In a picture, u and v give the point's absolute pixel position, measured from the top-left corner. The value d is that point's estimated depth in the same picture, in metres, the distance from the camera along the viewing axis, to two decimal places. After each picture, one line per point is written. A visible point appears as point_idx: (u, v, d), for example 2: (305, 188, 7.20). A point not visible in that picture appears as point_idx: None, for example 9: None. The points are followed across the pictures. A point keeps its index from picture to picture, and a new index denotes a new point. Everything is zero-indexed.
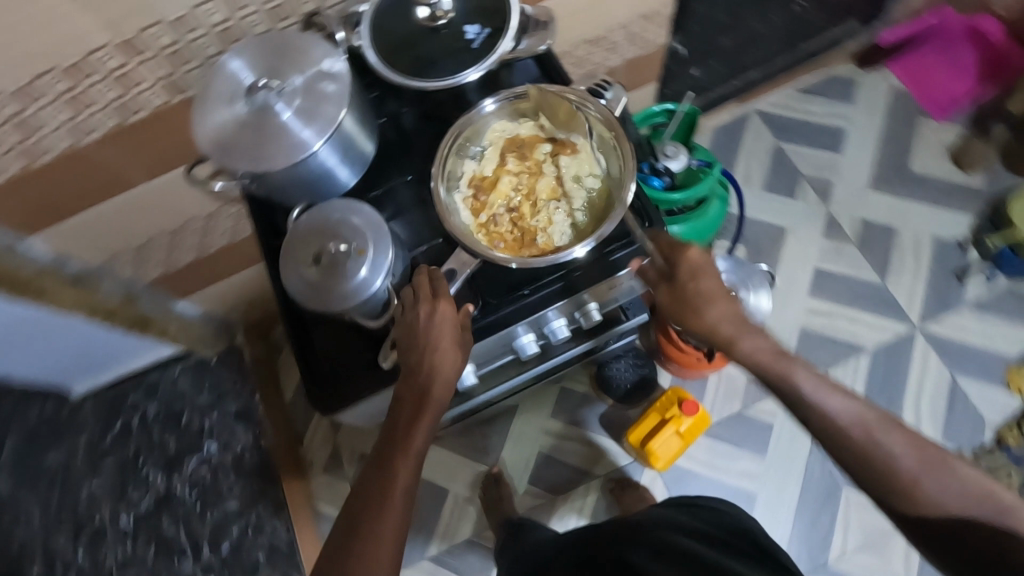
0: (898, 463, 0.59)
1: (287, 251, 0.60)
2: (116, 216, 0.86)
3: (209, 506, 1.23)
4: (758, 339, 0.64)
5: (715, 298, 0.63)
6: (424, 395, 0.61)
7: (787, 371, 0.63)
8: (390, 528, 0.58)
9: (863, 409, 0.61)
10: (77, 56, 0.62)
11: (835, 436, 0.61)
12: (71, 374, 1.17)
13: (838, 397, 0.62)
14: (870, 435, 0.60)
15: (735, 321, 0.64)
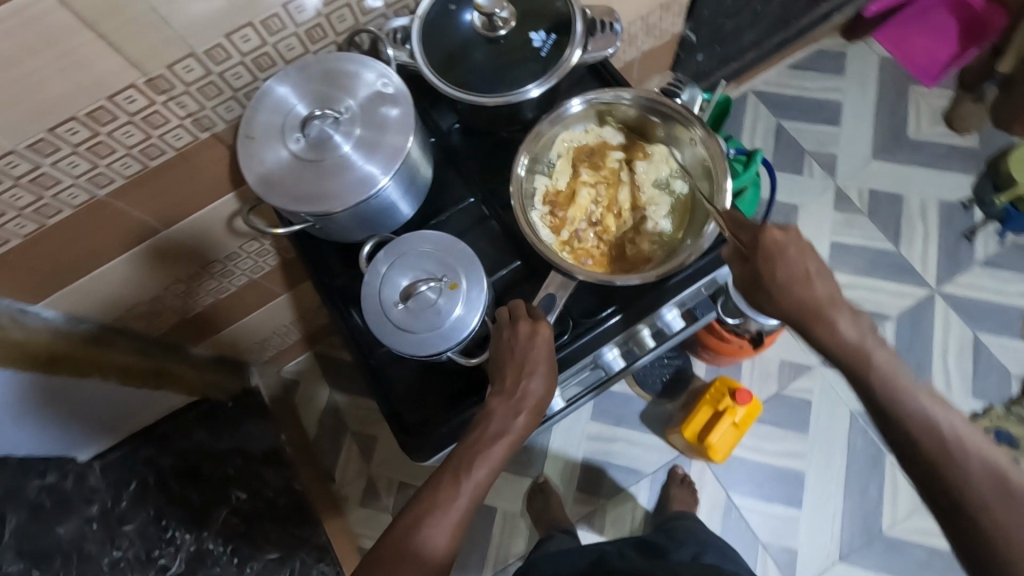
0: (978, 488, 0.46)
1: (369, 291, 0.56)
2: (132, 268, 0.78)
3: (247, 558, 1.12)
4: (839, 320, 0.52)
5: (796, 284, 0.53)
6: (499, 432, 0.55)
7: (862, 361, 0.51)
8: (428, 572, 0.52)
9: (952, 419, 0.49)
10: (102, 99, 0.56)
11: (905, 440, 0.49)
12: (77, 441, 1.04)
13: (924, 398, 0.50)
14: (959, 449, 0.47)
15: (818, 303, 0.52)
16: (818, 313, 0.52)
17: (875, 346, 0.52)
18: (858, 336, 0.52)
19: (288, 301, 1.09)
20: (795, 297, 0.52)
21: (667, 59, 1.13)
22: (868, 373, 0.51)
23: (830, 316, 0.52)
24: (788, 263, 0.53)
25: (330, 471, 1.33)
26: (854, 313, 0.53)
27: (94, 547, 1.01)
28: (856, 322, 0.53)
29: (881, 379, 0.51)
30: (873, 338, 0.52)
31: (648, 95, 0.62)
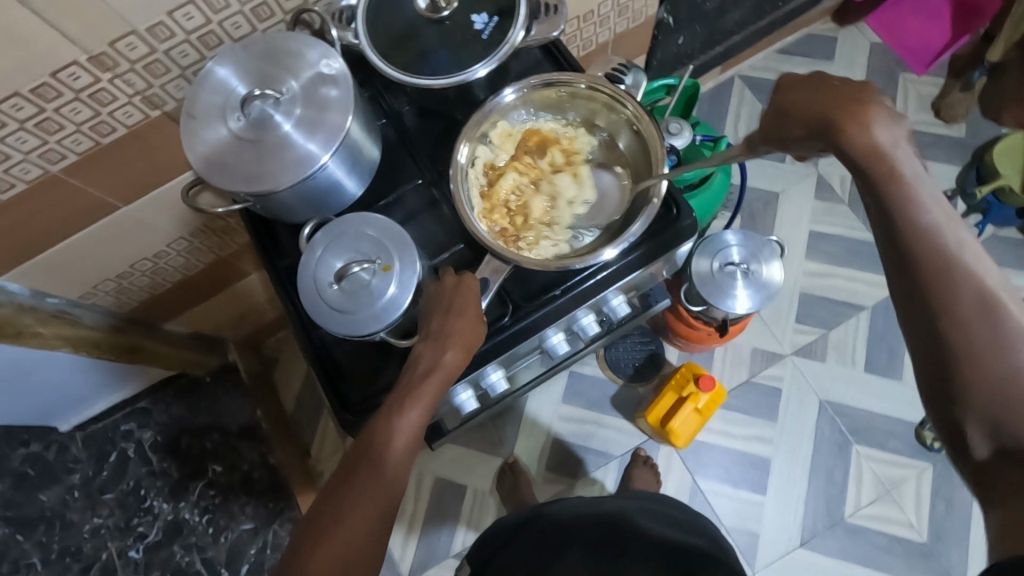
0: (960, 302, 0.46)
1: (305, 272, 0.57)
2: (92, 248, 0.78)
3: (224, 527, 1.18)
4: (875, 120, 0.46)
5: (789, 109, 0.48)
6: (429, 370, 0.55)
7: (888, 166, 0.46)
8: (375, 518, 0.53)
9: (958, 234, 0.46)
10: (45, 76, 0.56)
11: (900, 245, 0.47)
12: (51, 413, 1.07)
13: (933, 211, 0.46)
14: (956, 260, 0.46)
15: (847, 105, 0.46)
16: (851, 114, 0.46)
17: (906, 153, 0.46)
18: (893, 139, 0.46)
19: (259, 280, 1.10)
20: (806, 98, 0.47)
21: (643, 41, 1.11)
22: (890, 181, 0.46)
23: (862, 114, 0.46)
24: (803, 87, 0.48)
25: (307, 447, 1.35)
26: (891, 116, 0.46)
27: (76, 515, 1.13)
28: (894, 128, 0.46)
29: (898, 180, 0.46)
30: (905, 145, 0.47)
31: (579, 79, 0.63)
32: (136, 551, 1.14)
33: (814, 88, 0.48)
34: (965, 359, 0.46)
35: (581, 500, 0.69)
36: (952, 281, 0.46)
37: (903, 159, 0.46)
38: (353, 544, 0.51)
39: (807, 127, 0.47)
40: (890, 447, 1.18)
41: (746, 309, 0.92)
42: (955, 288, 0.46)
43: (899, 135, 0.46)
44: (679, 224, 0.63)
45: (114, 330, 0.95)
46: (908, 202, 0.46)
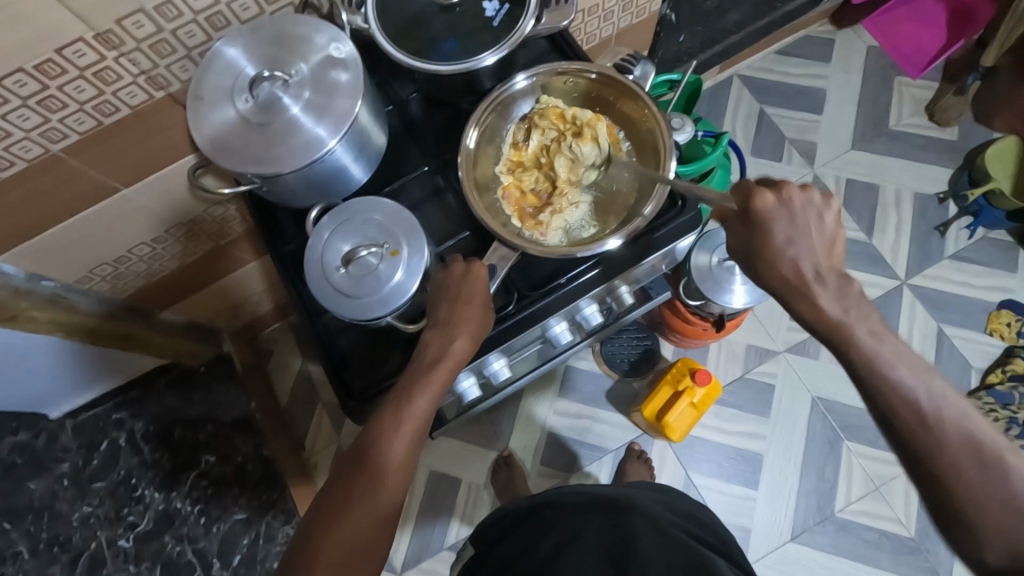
0: (947, 449, 0.49)
1: (312, 256, 0.57)
2: (89, 232, 0.77)
3: (216, 518, 1.17)
4: (818, 293, 0.55)
5: (767, 259, 0.57)
6: (437, 358, 0.55)
7: (842, 333, 0.54)
8: (382, 506, 0.53)
9: (925, 384, 0.51)
10: (49, 52, 0.55)
11: (872, 398, 0.52)
12: (41, 400, 1.06)
13: (897, 364, 0.52)
14: (929, 411, 0.50)
15: (795, 281, 0.56)
16: (794, 287, 0.56)
17: (859, 316, 0.54)
18: (840, 309, 0.55)
19: (257, 270, 1.09)
20: (771, 274, 0.57)
21: (645, 38, 1.12)
22: (848, 345, 0.53)
23: (809, 289, 0.56)
24: (778, 228, 0.57)
25: (301, 439, 1.34)
26: (837, 283, 0.56)
27: (65, 504, 1.11)
28: (842, 295, 0.55)
29: (850, 344, 0.53)
30: (858, 310, 0.54)
31: (590, 69, 0.63)
32: (126, 541, 1.13)
33: (762, 267, 0.57)
34: (971, 509, 0.47)
35: (585, 489, 0.69)
36: (920, 432, 0.50)
37: (857, 324, 0.54)
38: (362, 530, 0.52)
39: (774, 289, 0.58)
40: (881, 444, 1.20)
41: (744, 304, 0.93)
42: (927, 437, 0.49)
43: (847, 303, 0.55)
44: (654, 235, 0.64)
45: (110, 316, 0.93)
46: (863, 363, 0.52)
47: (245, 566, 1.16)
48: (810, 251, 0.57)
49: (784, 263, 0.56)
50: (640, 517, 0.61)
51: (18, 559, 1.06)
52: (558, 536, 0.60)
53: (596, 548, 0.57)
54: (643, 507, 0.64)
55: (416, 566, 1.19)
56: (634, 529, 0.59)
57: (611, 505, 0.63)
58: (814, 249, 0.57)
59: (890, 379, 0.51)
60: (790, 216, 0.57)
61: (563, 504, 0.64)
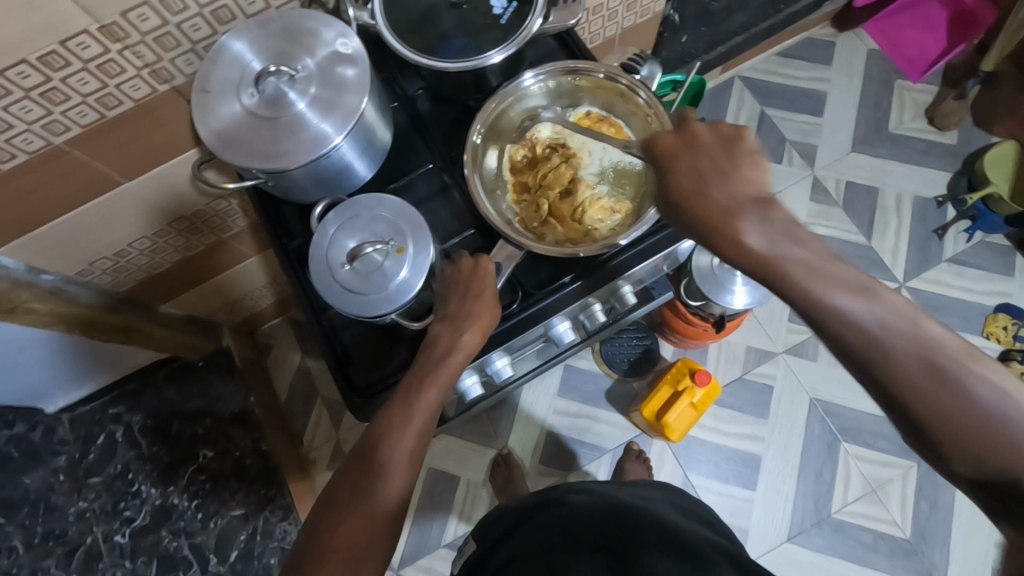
0: (904, 372, 0.40)
1: (318, 251, 0.56)
2: (89, 224, 0.77)
3: (213, 514, 1.16)
4: (744, 224, 0.43)
5: (689, 195, 0.45)
6: (446, 353, 0.56)
7: (776, 272, 0.42)
8: (390, 503, 0.54)
9: (873, 304, 0.40)
10: (54, 44, 0.55)
11: (824, 329, 0.42)
12: (38, 393, 1.05)
13: (836, 287, 0.41)
14: (883, 334, 0.40)
15: (715, 212, 0.44)
16: (720, 227, 0.44)
17: (790, 244, 0.42)
18: (770, 241, 0.42)
19: (257, 264, 1.09)
20: (692, 211, 0.45)
21: (649, 38, 1.12)
22: (778, 279, 0.42)
23: (730, 223, 0.43)
24: (684, 163, 0.46)
25: (299, 434, 1.33)
26: (762, 210, 0.43)
27: (61, 498, 1.12)
28: (768, 223, 0.43)
29: (789, 279, 0.42)
30: (789, 231, 0.43)
31: (598, 68, 0.63)
32: (123, 535, 1.12)
33: (689, 197, 0.45)
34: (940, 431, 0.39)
35: (592, 489, 0.70)
36: (876, 357, 0.40)
37: (790, 247, 0.42)
38: (370, 527, 0.52)
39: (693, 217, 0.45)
40: (878, 446, 1.20)
41: (744, 305, 0.95)
42: (879, 359, 0.40)
43: (778, 226, 0.43)
44: (613, 262, 0.63)
45: (109, 310, 0.93)
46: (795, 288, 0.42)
47: (241, 562, 1.15)
48: (734, 182, 0.45)
49: (709, 178, 0.45)
50: (645, 520, 0.62)
51: (13, 553, 1.08)
52: (560, 534, 0.60)
53: (600, 545, 0.57)
54: (650, 511, 0.64)
55: (413, 563, 1.19)
56: (638, 529, 0.60)
57: (618, 507, 0.64)
58: (743, 185, 0.45)
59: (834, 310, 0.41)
60: (699, 153, 0.46)
61: (574, 503, 0.64)
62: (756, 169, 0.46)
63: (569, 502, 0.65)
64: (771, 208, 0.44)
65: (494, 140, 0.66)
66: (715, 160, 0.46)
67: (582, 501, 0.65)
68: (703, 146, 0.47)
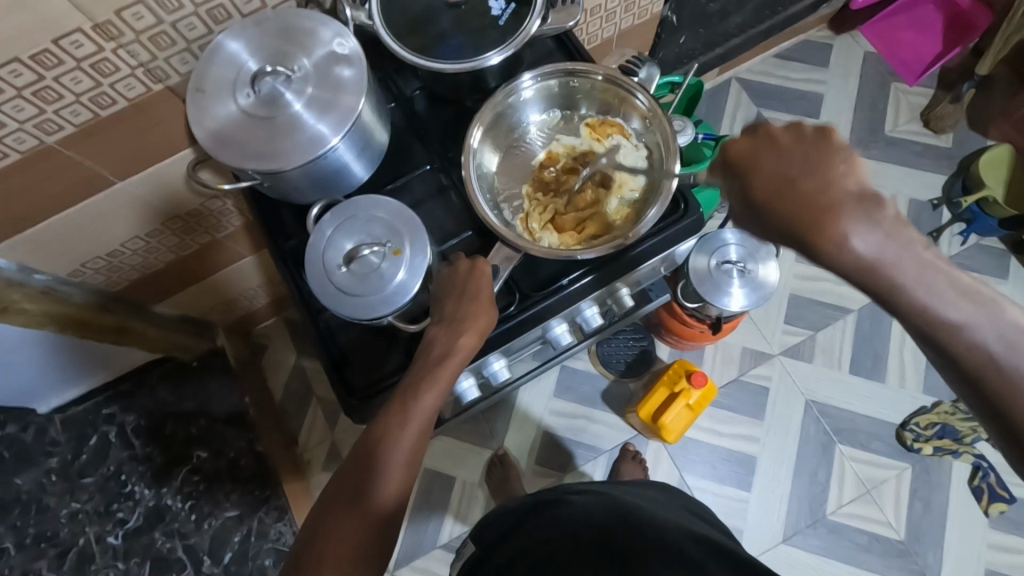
0: (1017, 392, 0.41)
1: (314, 253, 0.56)
2: (83, 224, 0.76)
3: (207, 515, 1.16)
4: (849, 224, 0.43)
5: (780, 192, 0.45)
6: (443, 356, 0.55)
7: (884, 279, 0.42)
8: (387, 506, 0.53)
9: (980, 308, 0.41)
10: (46, 42, 0.54)
11: (938, 346, 0.43)
12: (29, 393, 1.04)
13: (941, 286, 0.42)
14: (1004, 353, 0.41)
15: (817, 209, 0.44)
16: (820, 226, 0.43)
17: (902, 249, 0.42)
18: (876, 243, 0.42)
19: (253, 264, 1.08)
20: (784, 211, 0.45)
21: (647, 39, 1.12)
22: (888, 289, 0.43)
23: (831, 222, 0.43)
24: (770, 161, 0.46)
25: (294, 435, 1.33)
26: (867, 211, 0.43)
27: (54, 499, 1.11)
28: (874, 223, 0.43)
29: (902, 289, 0.42)
30: (900, 233, 0.43)
31: (596, 70, 0.63)
32: (116, 537, 1.12)
33: (777, 198, 0.45)
34: None
35: (591, 491, 0.70)
36: (986, 375, 0.41)
37: (903, 254, 0.42)
38: (368, 530, 0.52)
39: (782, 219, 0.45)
40: (873, 448, 1.21)
41: (741, 307, 0.94)
42: (991, 379, 0.41)
43: (888, 231, 0.43)
44: (615, 263, 0.64)
45: (102, 310, 0.92)
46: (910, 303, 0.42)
47: (235, 563, 1.14)
48: (830, 177, 0.44)
49: (803, 176, 0.45)
50: (643, 521, 0.61)
51: (5, 555, 1.08)
52: (557, 535, 0.60)
53: (597, 543, 0.57)
54: (649, 512, 0.64)
55: (408, 565, 1.19)
56: (636, 529, 0.59)
57: (618, 508, 0.64)
58: (841, 181, 0.44)
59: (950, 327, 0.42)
60: (787, 154, 0.46)
61: (573, 504, 0.64)
62: (850, 165, 0.45)
63: (569, 504, 0.65)
64: (875, 206, 0.43)
65: (492, 145, 0.66)
66: (804, 160, 0.45)
67: (580, 501, 0.65)
68: (787, 147, 0.46)
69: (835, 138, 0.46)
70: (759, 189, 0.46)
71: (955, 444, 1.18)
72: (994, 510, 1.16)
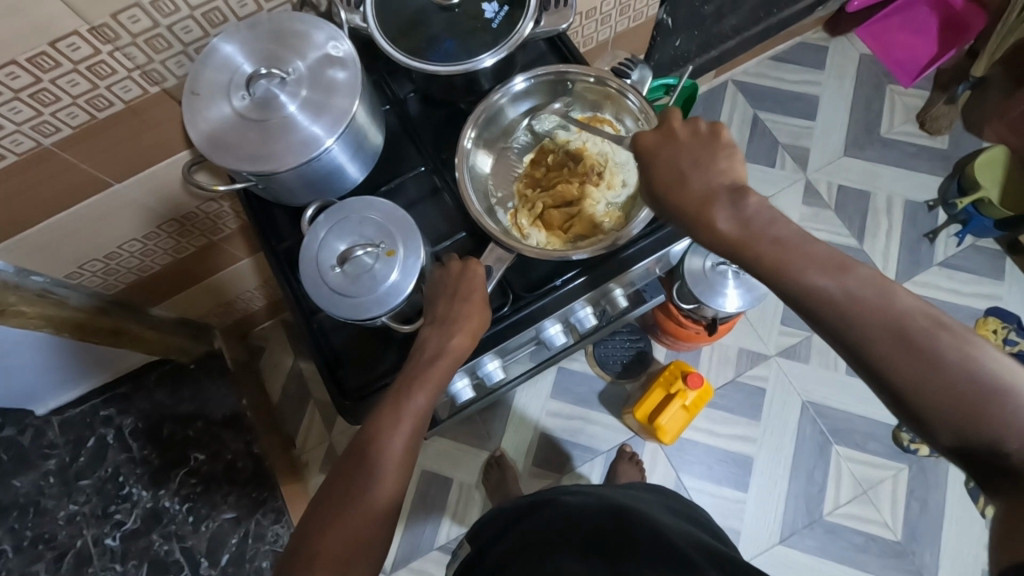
0: (875, 343, 0.44)
1: (307, 254, 0.56)
2: (79, 226, 0.76)
3: (204, 516, 1.16)
4: (715, 211, 0.48)
5: (668, 184, 0.51)
6: (436, 355, 0.56)
7: (748, 253, 0.47)
8: (382, 505, 0.54)
9: (845, 280, 0.45)
10: (43, 46, 0.55)
11: (804, 309, 0.46)
12: (26, 395, 1.04)
13: (808, 264, 0.46)
14: (858, 309, 0.44)
15: (693, 200, 0.49)
16: (695, 212, 0.49)
17: (762, 228, 0.47)
18: (740, 225, 0.47)
19: (249, 266, 1.08)
20: (668, 200, 0.50)
21: (642, 41, 1.12)
22: (754, 261, 0.47)
23: (704, 211, 0.48)
24: (663, 156, 0.51)
25: (292, 437, 1.33)
26: (734, 197, 0.48)
27: (51, 501, 1.11)
28: (738, 208, 0.48)
29: (764, 262, 0.46)
30: (762, 216, 0.47)
31: (588, 73, 0.63)
32: (113, 539, 1.12)
33: (666, 186, 0.51)
34: (914, 398, 0.43)
35: (585, 491, 0.70)
36: (846, 329, 0.44)
37: (765, 230, 0.47)
38: (363, 529, 0.52)
39: (665, 204, 0.51)
40: (870, 448, 1.21)
41: (736, 308, 0.95)
42: (851, 332, 0.44)
43: (750, 215, 0.47)
44: (608, 262, 0.64)
45: (99, 312, 0.92)
46: (776, 271, 0.46)
47: (233, 565, 1.14)
48: (710, 169, 0.50)
49: (681, 166, 0.50)
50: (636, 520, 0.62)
51: (3, 557, 1.08)
52: (550, 536, 0.60)
53: (588, 543, 0.58)
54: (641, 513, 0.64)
55: (405, 566, 1.19)
56: (629, 529, 0.60)
57: (612, 508, 0.64)
58: (718, 174, 0.50)
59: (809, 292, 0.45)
60: (677, 148, 0.51)
61: (566, 504, 0.65)
62: (731, 161, 0.50)
63: (563, 504, 0.65)
64: (747, 192, 0.48)
65: (485, 145, 0.66)
66: (683, 153, 0.51)
67: (575, 501, 0.65)
68: (680, 142, 0.51)
69: (722, 137, 0.51)
70: (648, 181, 0.52)
71: None
72: None
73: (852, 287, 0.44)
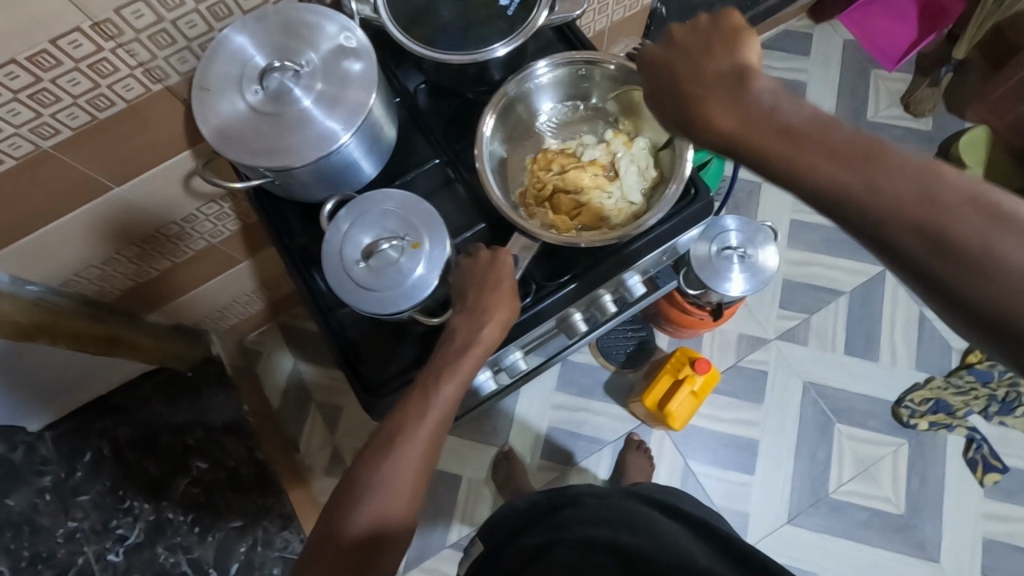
0: (907, 243, 0.38)
1: (329, 248, 0.55)
2: (76, 230, 0.74)
3: (209, 526, 1.13)
4: (709, 106, 0.45)
5: (668, 85, 0.49)
6: (465, 346, 0.55)
7: (743, 150, 0.43)
8: (403, 494, 0.53)
9: (871, 172, 0.39)
10: (43, 43, 0.53)
11: (824, 211, 0.41)
12: (18, 411, 1.01)
13: (826, 159, 0.40)
14: (888, 204, 0.38)
15: (689, 96, 0.47)
16: (691, 110, 0.46)
17: (761, 119, 0.43)
18: (736, 117, 0.44)
19: (248, 268, 1.06)
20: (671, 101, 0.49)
21: (637, 31, 1.13)
22: (755, 160, 0.43)
23: (700, 107, 0.46)
24: (664, 60, 0.50)
25: (294, 442, 1.30)
26: (733, 87, 0.45)
27: (47, 518, 1.07)
28: (738, 97, 0.45)
29: (769, 158, 0.42)
30: (768, 104, 0.43)
31: (609, 59, 0.63)
32: (116, 554, 1.09)
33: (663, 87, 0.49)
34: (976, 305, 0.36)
35: (602, 495, 0.68)
36: (880, 229, 0.39)
37: (777, 114, 0.43)
38: (380, 520, 0.52)
39: (668, 106, 0.49)
40: (870, 426, 1.23)
41: (741, 291, 0.96)
42: (887, 232, 0.38)
43: (749, 102, 0.44)
44: (629, 248, 0.63)
45: (95, 320, 0.90)
46: (779, 172, 0.42)
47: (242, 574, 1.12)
48: (705, 64, 0.47)
49: (680, 63, 0.48)
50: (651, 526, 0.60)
51: None
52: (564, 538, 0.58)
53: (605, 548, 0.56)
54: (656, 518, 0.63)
55: (417, 567, 1.18)
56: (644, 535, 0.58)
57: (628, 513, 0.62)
58: (719, 63, 0.47)
59: (825, 187, 0.40)
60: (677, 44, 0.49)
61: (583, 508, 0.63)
62: (730, 49, 0.47)
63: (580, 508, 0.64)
64: (738, 79, 0.45)
65: (504, 130, 0.66)
66: (680, 51, 0.49)
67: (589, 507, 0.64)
68: (677, 39, 0.50)
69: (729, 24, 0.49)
70: (652, 81, 0.50)
71: (948, 418, 1.21)
72: (989, 480, 1.19)
73: (879, 180, 0.39)
